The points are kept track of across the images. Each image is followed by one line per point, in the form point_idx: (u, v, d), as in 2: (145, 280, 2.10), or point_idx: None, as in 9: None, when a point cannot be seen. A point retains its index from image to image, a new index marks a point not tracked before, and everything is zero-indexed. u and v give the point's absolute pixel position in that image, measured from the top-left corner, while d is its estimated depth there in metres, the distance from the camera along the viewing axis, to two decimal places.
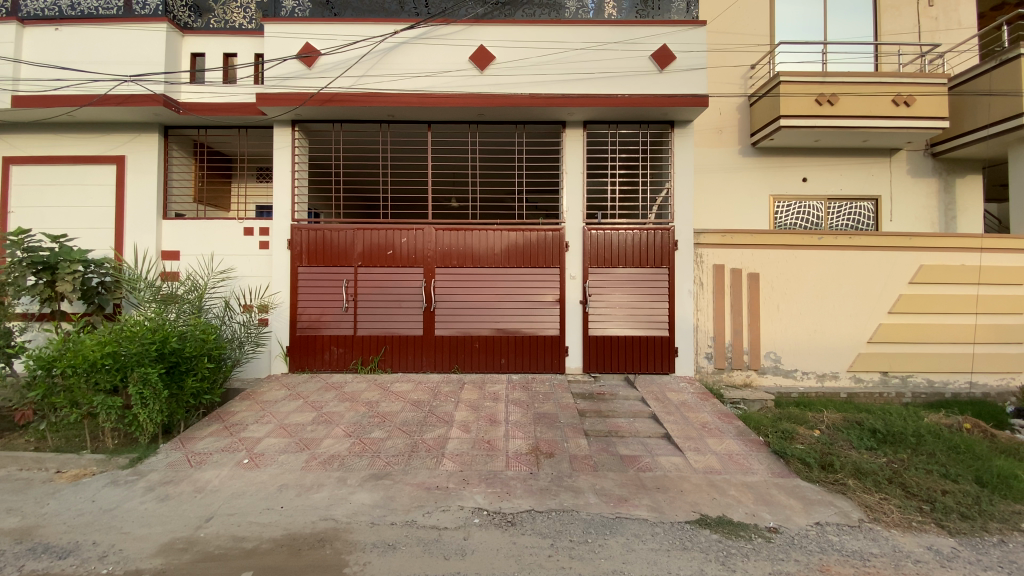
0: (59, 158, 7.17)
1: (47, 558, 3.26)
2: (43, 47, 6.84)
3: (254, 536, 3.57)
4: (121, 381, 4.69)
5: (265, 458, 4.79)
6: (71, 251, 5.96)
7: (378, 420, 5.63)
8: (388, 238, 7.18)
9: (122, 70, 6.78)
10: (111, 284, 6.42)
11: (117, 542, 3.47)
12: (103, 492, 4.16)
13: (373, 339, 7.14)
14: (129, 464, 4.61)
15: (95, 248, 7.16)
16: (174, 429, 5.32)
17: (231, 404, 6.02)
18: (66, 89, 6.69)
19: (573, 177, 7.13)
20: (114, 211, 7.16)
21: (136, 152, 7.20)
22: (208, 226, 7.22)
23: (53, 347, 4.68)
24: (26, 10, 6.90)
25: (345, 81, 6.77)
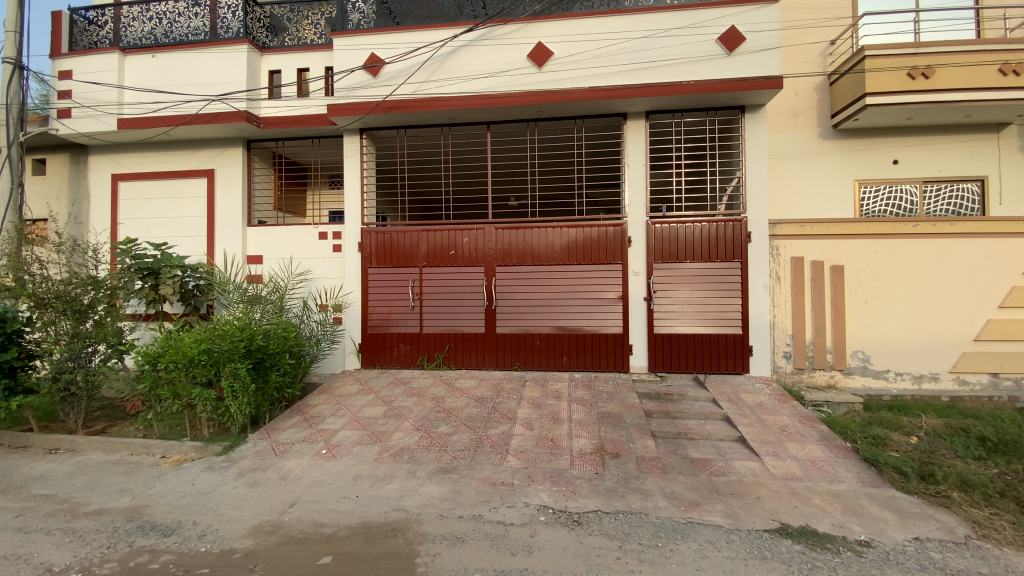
0: (159, 174, 7.93)
1: (156, 534, 3.61)
2: (143, 74, 7.61)
3: (333, 523, 3.77)
4: (215, 375, 5.13)
5: (341, 449, 5.05)
6: (171, 257, 6.59)
7: (444, 415, 5.76)
8: (450, 238, 7.34)
9: (210, 90, 7.40)
10: (204, 286, 7.04)
11: (213, 523, 3.78)
12: (201, 476, 4.56)
13: (438, 337, 7.33)
14: (223, 451, 5.02)
15: (192, 254, 7.86)
16: (261, 420, 5.72)
17: (311, 397, 6.40)
18: (163, 110, 7.40)
19: (635, 171, 6.94)
20: (205, 220, 7.83)
21: (224, 165, 7.83)
22: (287, 232, 7.72)
23: (157, 345, 5.17)
24: (127, 41, 7.70)
25: (408, 88, 7.00)
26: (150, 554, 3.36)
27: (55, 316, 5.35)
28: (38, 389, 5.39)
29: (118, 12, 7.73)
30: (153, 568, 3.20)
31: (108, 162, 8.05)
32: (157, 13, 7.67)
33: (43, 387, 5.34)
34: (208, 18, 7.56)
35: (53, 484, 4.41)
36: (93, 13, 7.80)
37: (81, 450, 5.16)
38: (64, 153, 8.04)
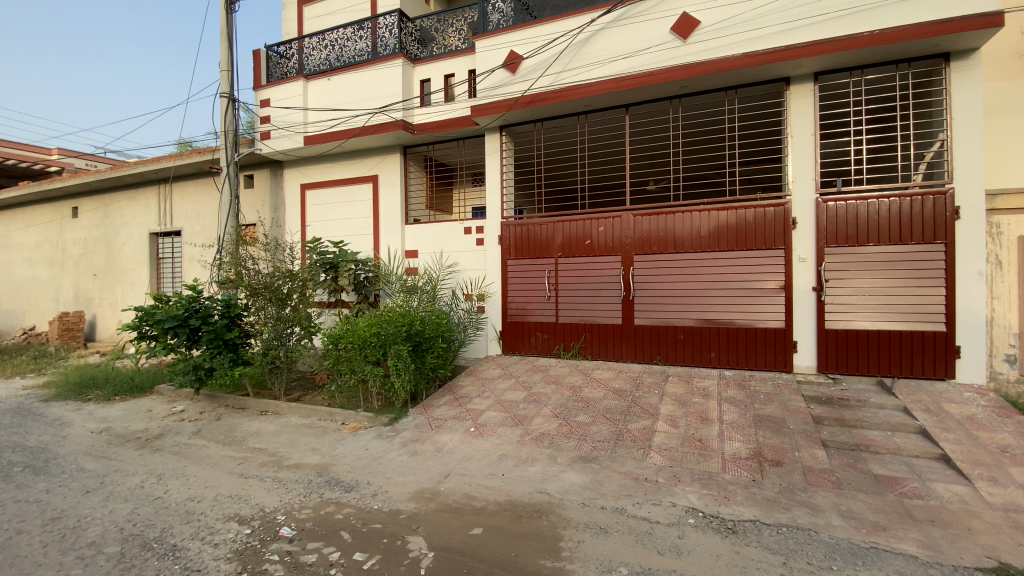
0: (334, 182, 9.18)
1: (340, 489, 4.21)
2: (321, 95, 8.86)
3: (482, 497, 4.01)
4: (382, 355, 5.80)
5: (487, 429, 5.36)
6: (347, 254, 7.77)
7: (583, 405, 5.77)
8: (587, 227, 7.27)
9: (373, 103, 8.34)
10: (372, 278, 7.99)
11: (383, 484, 4.29)
12: (373, 442, 5.20)
13: (575, 327, 7.35)
14: (389, 423, 5.65)
15: (362, 250, 8.98)
16: (419, 397, 6.33)
17: (459, 379, 6.91)
18: (337, 126, 8.54)
19: (799, 143, 6.14)
20: (371, 220, 8.88)
21: (385, 170, 8.78)
22: (438, 227, 8.38)
23: (339, 327, 6.02)
24: (310, 69, 9.05)
25: (546, 80, 7.08)
26: (335, 505, 3.93)
27: (264, 302, 6.56)
28: (253, 361, 6.63)
29: (301, 45, 9.14)
30: (338, 518, 3.74)
31: (298, 174, 9.54)
32: (331, 41, 8.88)
33: (257, 360, 6.57)
34: (370, 39, 8.51)
35: (265, 440, 5.40)
36: (284, 49, 9.34)
37: (283, 412, 6.24)
38: (266, 168, 9.73)
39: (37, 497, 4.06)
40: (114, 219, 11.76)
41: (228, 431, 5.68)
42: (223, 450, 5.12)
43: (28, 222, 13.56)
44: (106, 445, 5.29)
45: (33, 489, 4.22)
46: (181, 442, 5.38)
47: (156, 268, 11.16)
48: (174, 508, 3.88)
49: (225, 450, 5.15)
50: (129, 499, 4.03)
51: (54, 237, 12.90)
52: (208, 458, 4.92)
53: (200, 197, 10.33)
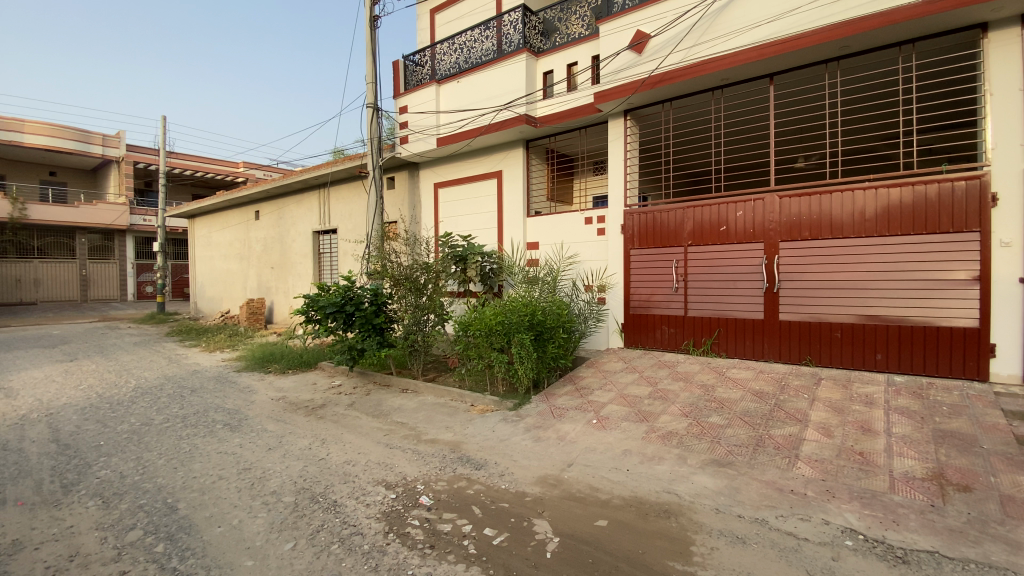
0: (464, 179, 9.70)
1: (470, 466, 4.49)
2: (451, 97, 9.41)
3: (607, 490, 3.97)
4: (507, 343, 6.03)
5: (610, 422, 5.28)
6: (475, 247, 8.25)
7: (716, 405, 5.38)
8: (721, 213, 6.75)
9: (498, 100, 8.64)
10: (497, 270, 8.33)
11: (509, 466, 4.47)
12: (499, 425, 5.44)
13: (706, 321, 6.89)
14: (514, 407, 5.87)
15: (487, 243, 9.38)
16: (541, 385, 6.47)
17: (581, 370, 6.91)
18: (466, 125, 9.01)
19: (1005, 100, 4.99)
20: (496, 214, 9.23)
21: (509, 165, 9.03)
22: (559, 219, 8.42)
23: (468, 315, 6.39)
24: (441, 73, 9.66)
25: (676, 57, 6.68)
26: (467, 481, 4.20)
27: (405, 292, 7.24)
28: (396, 344, 7.33)
29: (434, 52, 9.79)
30: (470, 493, 3.99)
31: (430, 173, 10.27)
32: (460, 44, 9.36)
33: (398, 343, 7.28)
34: (495, 37, 8.80)
35: (406, 415, 5.96)
36: (419, 57, 10.09)
37: (421, 391, 6.83)
38: (404, 170, 10.62)
39: (236, 449, 4.97)
40: (285, 220, 13.81)
41: (376, 405, 6.38)
42: (371, 422, 5.77)
43: (225, 225, 16.54)
44: (283, 410, 6.28)
45: (234, 442, 5.17)
46: (338, 412, 6.18)
47: (317, 261, 12.89)
48: (335, 469, 4.48)
49: (373, 421, 5.80)
50: (301, 458, 4.74)
51: (244, 236, 15.56)
52: (360, 428, 5.57)
53: (351, 198, 11.67)
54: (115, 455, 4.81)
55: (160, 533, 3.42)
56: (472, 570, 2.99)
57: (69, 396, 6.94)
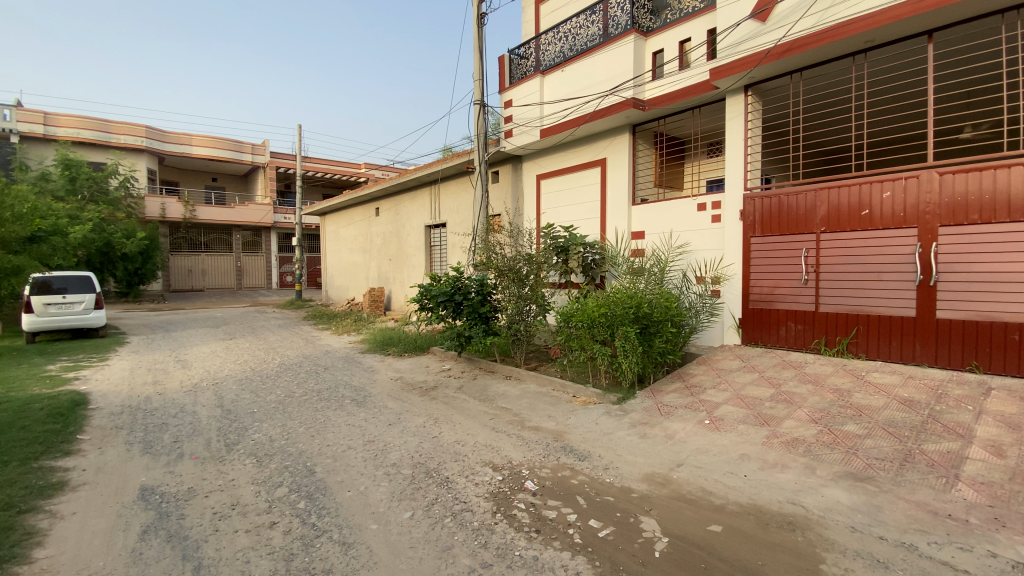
0: (567, 169, 9.62)
1: (574, 456, 4.49)
2: (556, 87, 9.38)
3: (721, 494, 3.73)
4: (610, 335, 5.92)
5: (725, 423, 4.94)
6: (576, 237, 8.16)
7: (853, 413, 4.77)
8: (862, 194, 5.95)
9: (604, 86, 8.44)
10: (599, 261, 8.16)
11: (614, 460, 4.39)
12: (603, 418, 5.36)
13: (841, 317, 6.13)
14: (618, 401, 5.75)
15: (590, 233, 9.22)
16: (646, 380, 6.25)
17: (691, 366, 6.55)
18: (571, 113, 8.94)
19: None
20: (599, 203, 9.04)
21: (614, 152, 8.77)
22: (668, 206, 8.02)
23: (570, 306, 6.36)
24: (546, 63, 9.65)
25: (808, 21, 5.99)
26: (571, 471, 4.20)
27: (509, 282, 7.41)
28: (500, 333, 7.56)
29: (539, 43, 9.80)
30: (574, 483, 3.99)
31: (533, 165, 10.34)
32: (565, 32, 9.27)
33: (502, 332, 7.49)
34: (602, 21, 8.57)
35: (510, 401, 6.12)
36: (524, 50, 10.18)
37: (524, 379, 6.96)
38: (509, 163, 10.83)
39: (361, 423, 5.49)
40: (401, 216, 14.86)
41: (481, 390, 6.64)
42: (478, 405, 6.02)
43: (350, 221, 18.25)
44: (400, 390, 6.80)
45: (359, 416, 5.71)
46: (449, 394, 6.54)
47: (428, 254, 13.71)
48: (446, 447, 4.75)
49: (480, 405, 6.04)
50: (416, 435, 5.10)
51: (366, 231, 17.05)
52: (469, 411, 5.84)
53: (458, 192, 12.20)
54: (266, 421, 5.58)
55: (301, 492, 3.90)
56: (578, 559, 2.99)
57: (231, 369, 8.18)
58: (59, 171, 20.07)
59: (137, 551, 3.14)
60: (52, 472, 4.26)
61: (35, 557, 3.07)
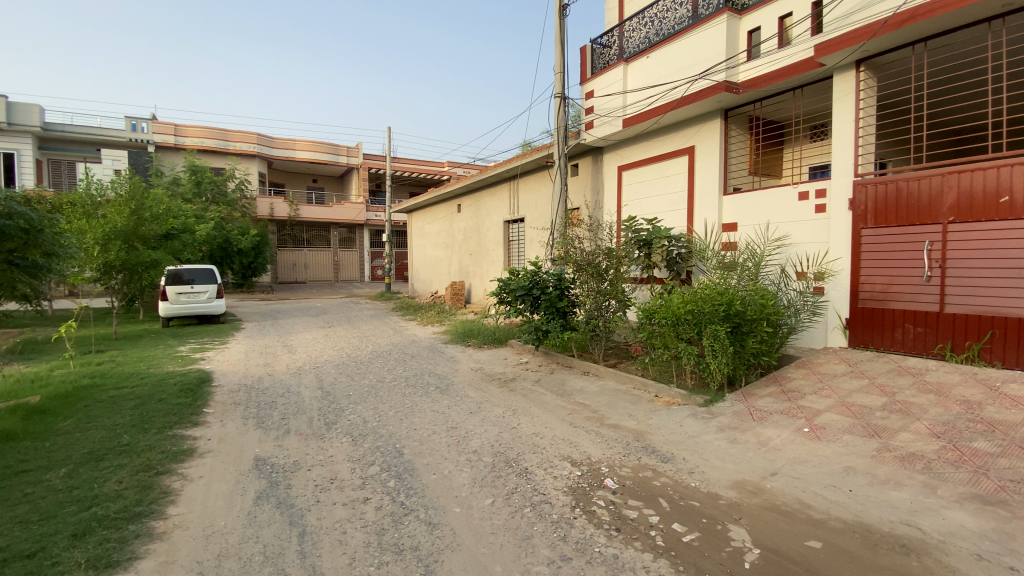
0: (651, 159, 9.28)
1: (656, 457, 4.35)
2: (641, 74, 9.08)
3: (821, 509, 3.43)
4: (697, 334, 5.66)
5: (826, 433, 4.53)
6: (660, 230, 7.82)
7: (986, 428, 4.16)
8: (1003, 178, 5.17)
9: (693, 71, 8.05)
10: (685, 254, 7.74)
11: (700, 465, 4.19)
12: (688, 420, 5.14)
13: (973, 319, 5.35)
14: (705, 403, 5.49)
15: (676, 226, 8.84)
16: (736, 382, 5.90)
17: (788, 369, 6.07)
18: (656, 100, 8.60)
19: None
20: (686, 194, 8.62)
21: (703, 140, 8.32)
22: (764, 196, 7.48)
23: (653, 302, 6.14)
24: (629, 51, 9.37)
25: None
26: (653, 472, 4.08)
27: (588, 277, 7.31)
28: (578, 328, 7.50)
29: (622, 30, 9.52)
30: (656, 484, 3.87)
31: (614, 156, 10.08)
32: (651, 17, 8.92)
33: (581, 327, 7.42)
34: (691, 3, 8.14)
35: (589, 397, 6.05)
36: (607, 39, 9.94)
37: (604, 375, 6.85)
38: (589, 155, 10.66)
39: (444, 410, 5.72)
40: (482, 211, 15.20)
41: (560, 384, 6.64)
42: (557, 400, 6.02)
43: (433, 217, 19.00)
44: (480, 380, 6.99)
45: (442, 404, 5.95)
46: (527, 387, 6.61)
47: (507, 248, 13.91)
48: (525, 439, 4.81)
49: (559, 400, 6.04)
50: (496, 425, 5.22)
51: (448, 227, 17.65)
52: (547, 404, 5.87)
53: (537, 187, 12.23)
54: (359, 404, 5.99)
55: (390, 472, 4.15)
56: (660, 562, 2.90)
57: (329, 354, 8.88)
58: (188, 176, 22.85)
59: (252, 514, 3.52)
60: (185, 439, 4.90)
61: (172, 512, 3.55)
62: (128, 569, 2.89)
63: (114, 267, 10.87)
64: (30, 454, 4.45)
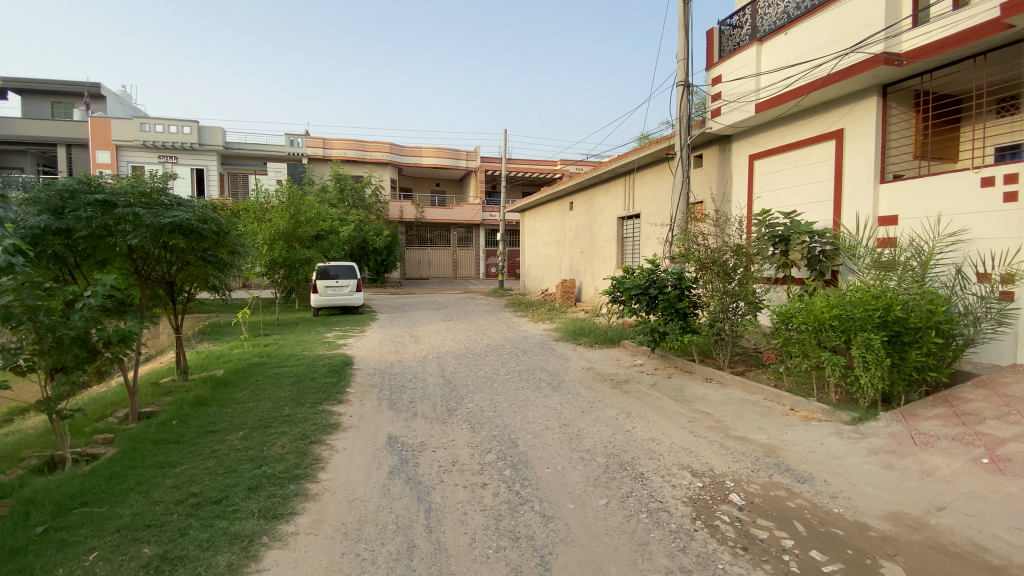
0: (788, 146, 8.41)
1: (791, 476, 3.95)
2: (777, 54, 8.30)
3: (1005, 556, 2.86)
4: (845, 342, 5.03)
5: (1015, 467, 3.74)
6: (800, 224, 7.03)
7: None
8: None
9: (843, 45, 7.16)
10: (831, 252, 6.94)
11: (845, 490, 3.72)
12: (830, 439, 4.59)
13: None
14: (853, 422, 4.85)
15: (819, 220, 7.90)
16: (894, 400, 5.13)
17: (963, 388, 5.11)
18: (796, 81, 7.79)
19: None
20: (832, 184, 7.66)
21: (854, 122, 7.33)
22: (934, 183, 6.37)
23: (791, 305, 5.58)
24: (763, 29, 8.60)
25: None
26: (787, 492, 3.71)
27: (713, 276, 6.85)
28: (700, 331, 7.08)
29: (756, 7, 8.75)
30: (790, 505, 3.51)
31: (745, 145, 9.30)
32: None
33: (704, 330, 6.99)
34: None
35: (711, 405, 5.68)
36: (737, 19, 9.22)
37: (729, 384, 6.38)
38: (715, 145, 9.97)
39: (557, 406, 5.77)
40: (595, 209, 15.02)
41: (678, 390, 6.32)
42: (675, 406, 5.74)
43: (546, 216, 19.20)
44: (593, 380, 6.94)
45: (554, 400, 6.02)
46: (642, 390, 6.40)
47: (622, 246, 13.58)
48: (641, 443, 4.67)
49: (677, 406, 5.76)
50: (609, 426, 5.14)
51: (560, 226, 17.73)
52: (664, 409, 5.63)
53: (656, 181, 11.74)
54: (477, 394, 6.30)
55: (506, 461, 4.30)
56: None
57: (449, 346, 9.45)
58: (332, 184, 25.84)
59: (386, 486, 3.90)
60: (332, 415, 5.57)
61: (322, 476, 4.07)
62: (290, 522, 3.38)
63: (276, 264, 12.69)
64: (218, 417, 5.41)
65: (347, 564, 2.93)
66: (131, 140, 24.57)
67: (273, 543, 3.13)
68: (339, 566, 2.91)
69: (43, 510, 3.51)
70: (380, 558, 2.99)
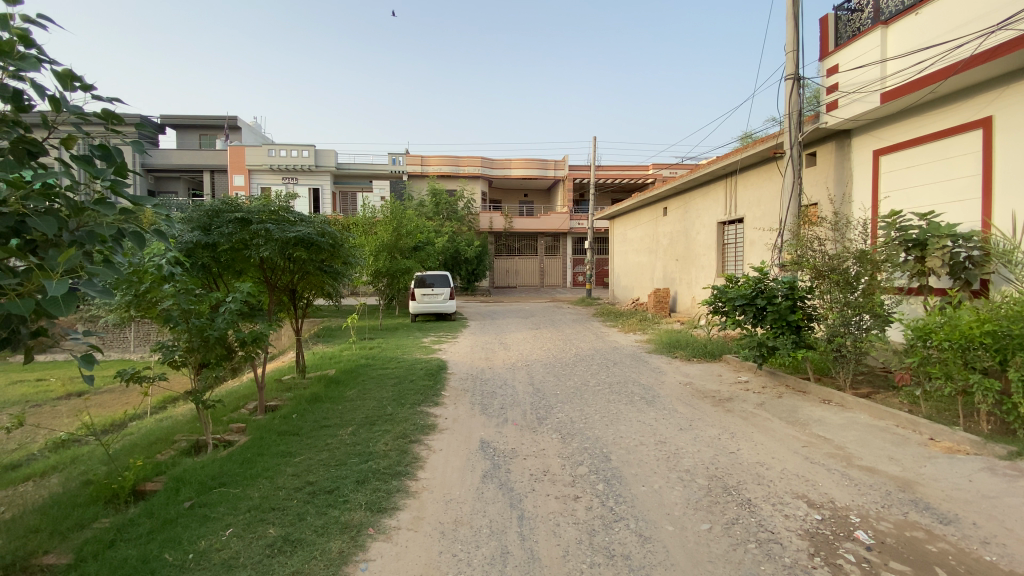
0: (922, 139, 7.40)
1: (931, 516, 3.41)
2: (907, 37, 7.38)
3: None
4: (1001, 363, 4.32)
5: None
6: (940, 227, 6.07)
7: None
8: None
9: (991, 20, 6.18)
10: (981, 258, 5.98)
11: (1000, 535, 3.14)
12: (981, 475, 3.91)
13: None
14: (1010, 457, 4.11)
15: (963, 221, 6.83)
16: None
17: None
18: (931, 66, 6.85)
19: None
20: (981, 179, 6.61)
21: (1007, 107, 6.28)
22: None
23: (929, 319, 4.81)
24: (888, 11, 7.71)
25: None
26: (926, 533, 3.21)
27: (831, 286, 6.19)
28: (817, 346, 6.44)
29: None
30: (931, 549, 3.04)
31: (869, 140, 8.32)
32: None
33: (821, 345, 6.33)
34: None
35: (830, 430, 5.12)
36: (856, 2, 8.35)
37: (851, 406, 5.71)
38: (831, 141, 9.05)
39: (652, 422, 5.54)
40: (691, 214, 14.34)
41: (790, 411, 5.77)
42: (786, 428, 5.25)
43: (637, 223, 18.70)
44: (691, 395, 6.56)
45: (649, 415, 5.79)
46: (748, 409, 5.93)
47: (722, 254, 12.80)
48: (748, 467, 4.32)
49: (789, 428, 5.26)
50: (711, 446, 4.83)
51: (652, 233, 17.15)
52: (773, 431, 5.17)
53: (761, 184, 10.93)
54: (568, 404, 6.26)
55: (599, 475, 4.21)
56: None
57: (539, 354, 9.51)
58: (430, 199, 27.34)
59: (480, 490, 3.99)
60: (429, 416, 5.85)
61: (421, 475, 4.27)
62: (392, 516, 3.58)
63: (380, 274, 13.68)
64: (331, 413, 5.91)
65: (444, 563, 3.03)
66: (260, 165, 27.95)
67: (378, 535, 3.33)
68: (437, 564, 3.02)
69: (190, 488, 4.04)
70: (475, 560, 3.06)
